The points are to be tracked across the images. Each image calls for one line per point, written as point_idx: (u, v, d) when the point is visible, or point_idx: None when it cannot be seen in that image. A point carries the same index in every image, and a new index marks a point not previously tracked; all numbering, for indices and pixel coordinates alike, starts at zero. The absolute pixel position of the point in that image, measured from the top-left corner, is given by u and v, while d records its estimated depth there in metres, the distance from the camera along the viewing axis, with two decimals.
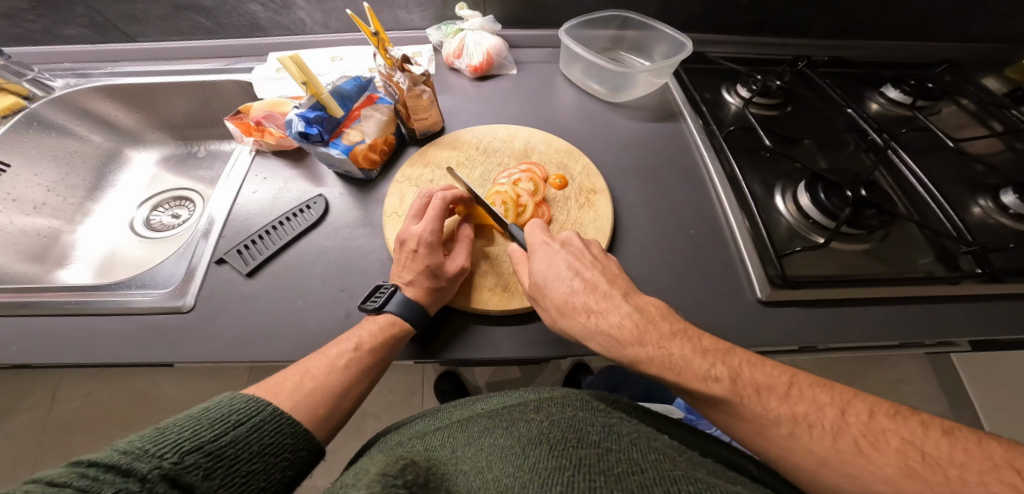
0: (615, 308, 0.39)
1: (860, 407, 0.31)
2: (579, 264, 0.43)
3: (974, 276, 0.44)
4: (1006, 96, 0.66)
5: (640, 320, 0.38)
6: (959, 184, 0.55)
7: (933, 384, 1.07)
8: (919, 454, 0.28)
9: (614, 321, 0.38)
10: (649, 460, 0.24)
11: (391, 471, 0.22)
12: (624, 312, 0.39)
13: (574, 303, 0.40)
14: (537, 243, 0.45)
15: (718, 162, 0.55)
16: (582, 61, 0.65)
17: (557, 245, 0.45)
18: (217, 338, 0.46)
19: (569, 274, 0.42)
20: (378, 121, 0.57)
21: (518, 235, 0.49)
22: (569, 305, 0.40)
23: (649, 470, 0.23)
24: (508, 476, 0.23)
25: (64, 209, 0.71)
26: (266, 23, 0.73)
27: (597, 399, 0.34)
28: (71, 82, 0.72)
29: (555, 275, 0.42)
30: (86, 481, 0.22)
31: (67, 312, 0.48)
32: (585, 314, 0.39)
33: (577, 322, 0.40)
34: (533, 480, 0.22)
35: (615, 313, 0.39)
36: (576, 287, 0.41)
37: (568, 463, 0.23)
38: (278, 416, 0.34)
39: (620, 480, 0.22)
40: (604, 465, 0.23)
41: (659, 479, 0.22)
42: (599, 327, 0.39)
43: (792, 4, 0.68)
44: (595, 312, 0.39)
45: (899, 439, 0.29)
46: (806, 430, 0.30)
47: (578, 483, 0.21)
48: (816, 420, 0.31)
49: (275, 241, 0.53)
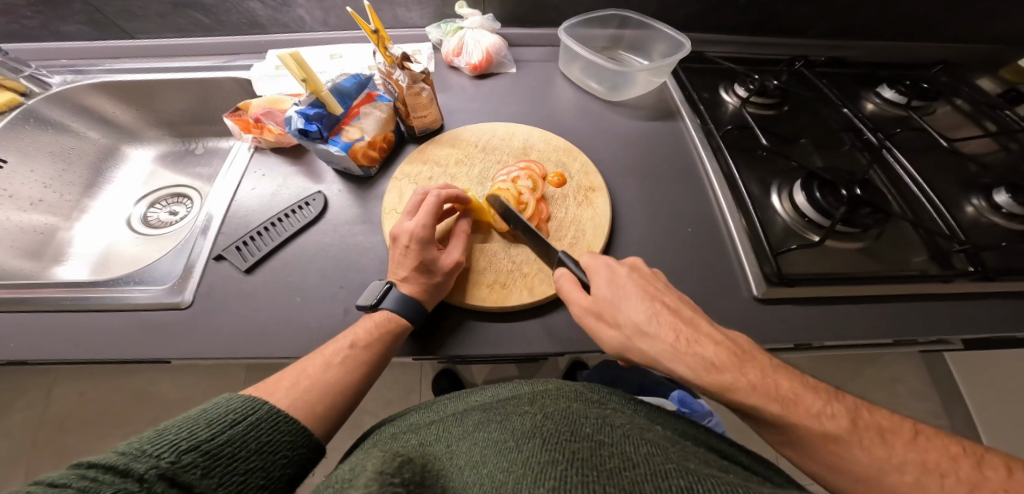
0: (705, 335, 0.35)
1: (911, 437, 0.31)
2: (654, 288, 0.39)
3: (966, 275, 0.45)
4: (1001, 96, 0.66)
5: (730, 347, 0.34)
6: (952, 184, 0.56)
7: (926, 383, 1.08)
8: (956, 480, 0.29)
9: (709, 348, 0.34)
10: (641, 453, 0.24)
11: (387, 470, 0.22)
12: (716, 340, 0.35)
13: (660, 327, 0.36)
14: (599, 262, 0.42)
15: (715, 161, 0.56)
16: (581, 60, 0.65)
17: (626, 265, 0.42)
18: (214, 335, 0.46)
19: (644, 296, 0.38)
20: (377, 119, 0.57)
21: (567, 260, 0.45)
22: (653, 328, 0.36)
23: (640, 465, 0.23)
24: (502, 471, 0.23)
25: (61, 206, 0.71)
26: (266, 21, 0.73)
27: (589, 390, 0.34)
28: (68, 79, 0.71)
29: (627, 295, 0.38)
30: (85, 482, 0.22)
31: (64, 308, 0.48)
32: (675, 339, 0.35)
33: (665, 347, 0.35)
34: (526, 475, 0.22)
35: (704, 339, 0.35)
36: (658, 311, 0.37)
37: (562, 456, 0.23)
38: (275, 414, 0.34)
39: (611, 475, 0.22)
40: (596, 459, 0.23)
41: (651, 474, 0.22)
42: (692, 352, 0.34)
43: (790, 5, 0.68)
44: (685, 336, 0.35)
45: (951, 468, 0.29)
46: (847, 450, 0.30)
47: (571, 477, 0.21)
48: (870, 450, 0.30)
49: (275, 236, 0.53)
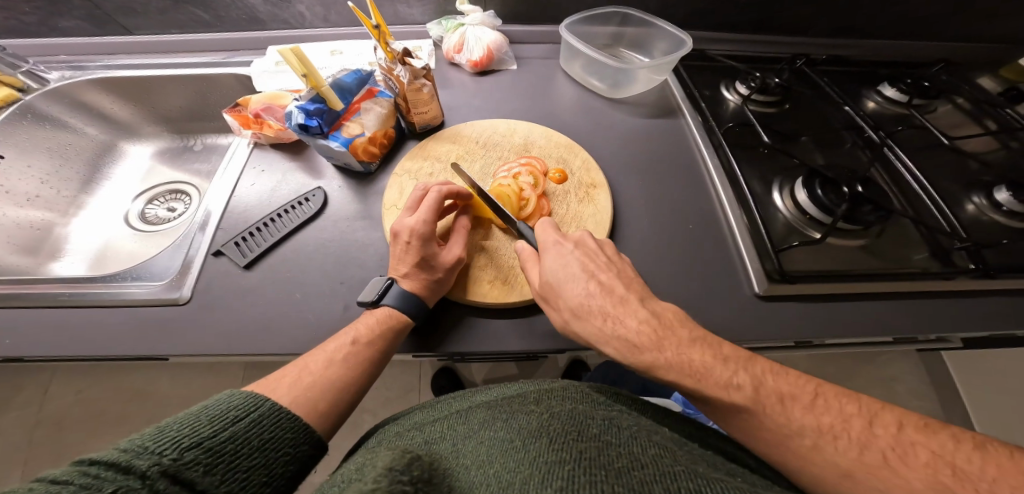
0: (632, 312, 0.38)
1: (887, 420, 0.31)
2: (593, 267, 0.42)
3: (967, 272, 0.45)
4: (1002, 95, 0.67)
5: (656, 324, 0.37)
6: (953, 182, 0.56)
7: (924, 382, 1.09)
8: (949, 468, 0.28)
9: (632, 326, 0.37)
10: (648, 455, 0.24)
11: (397, 466, 0.22)
12: (642, 317, 0.37)
13: (589, 306, 0.39)
14: (549, 243, 0.45)
15: (717, 158, 0.56)
16: (583, 57, 0.65)
17: (572, 245, 0.44)
18: (213, 331, 0.46)
19: (583, 276, 0.41)
20: (378, 115, 0.56)
21: (527, 233, 0.49)
22: (583, 308, 0.39)
23: (649, 466, 0.23)
24: (509, 471, 0.23)
25: (58, 202, 0.70)
26: (266, 16, 0.73)
27: (595, 391, 0.34)
28: (67, 75, 0.70)
29: (568, 276, 0.41)
30: (87, 479, 0.22)
31: (61, 304, 0.48)
32: (601, 318, 0.38)
33: (592, 326, 0.39)
34: (534, 475, 0.22)
35: (632, 317, 0.38)
36: (591, 290, 0.40)
37: (570, 456, 0.23)
38: (278, 411, 0.34)
39: (620, 476, 0.22)
40: (605, 459, 0.23)
41: (660, 476, 0.22)
42: (616, 331, 0.37)
43: (791, 3, 0.69)
44: (611, 315, 0.38)
45: (929, 453, 0.29)
46: (831, 442, 0.30)
47: (579, 477, 0.21)
48: (842, 432, 0.31)
49: (274, 233, 0.53)
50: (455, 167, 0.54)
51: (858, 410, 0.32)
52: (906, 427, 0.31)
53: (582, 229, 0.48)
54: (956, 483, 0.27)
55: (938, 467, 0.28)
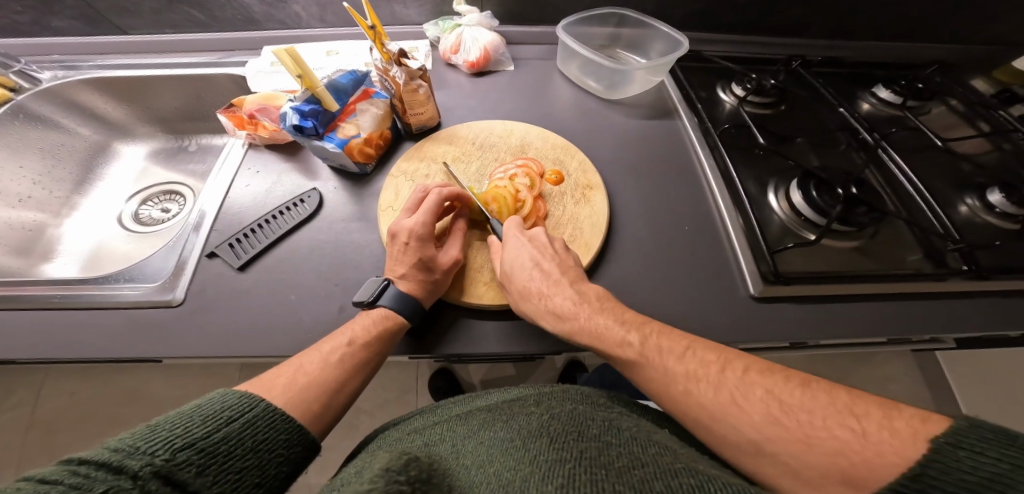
0: (561, 291, 0.42)
1: (737, 365, 0.33)
2: (541, 256, 0.44)
3: (960, 273, 0.45)
4: (995, 97, 0.67)
5: (581, 302, 0.41)
6: (947, 183, 0.56)
7: (918, 381, 1.10)
8: (778, 403, 0.29)
9: (559, 302, 0.41)
10: (648, 454, 0.24)
11: (394, 466, 0.22)
12: (569, 295, 0.41)
13: (530, 288, 0.41)
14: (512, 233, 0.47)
15: (713, 159, 0.56)
16: (579, 58, 0.65)
17: (524, 238, 0.46)
18: (207, 333, 0.45)
19: (530, 264, 0.43)
20: (373, 116, 0.56)
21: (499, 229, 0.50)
22: (525, 291, 0.42)
23: (650, 464, 0.23)
24: (509, 469, 0.23)
25: (50, 203, 0.70)
26: (262, 17, 0.73)
27: (595, 393, 0.34)
28: (59, 75, 0.70)
29: (518, 265, 0.44)
30: (77, 478, 0.22)
31: (52, 306, 0.47)
32: (538, 297, 0.41)
33: (531, 304, 0.41)
34: (535, 473, 0.22)
35: (560, 296, 0.41)
36: (535, 276, 0.42)
37: (570, 455, 0.23)
38: (272, 412, 0.33)
39: (621, 474, 0.21)
40: (605, 458, 0.23)
41: (660, 473, 0.21)
42: (546, 308, 0.41)
43: (786, 6, 0.69)
44: (545, 294, 0.42)
45: (763, 390, 0.30)
46: (697, 386, 0.32)
47: (580, 475, 0.21)
48: (703, 376, 0.32)
49: (268, 234, 0.53)
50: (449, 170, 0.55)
51: (717, 359, 0.33)
52: (751, 371, 0.32)
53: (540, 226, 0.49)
54: (785, 416, 0.28)
55: (770, 403, 0.29)
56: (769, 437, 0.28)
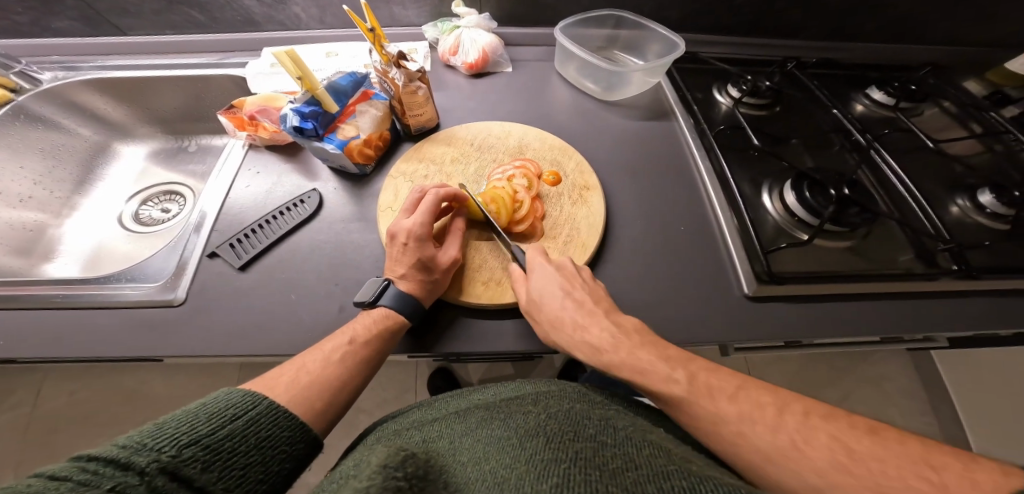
0: (597, 322, 0.40)
1: (796, 408, 0.32)
2: (571, 285, 0.43)
3: (950, 273, 0.46)
4: (988, 99, 0.68)
5: (620, 334, 0.39)
6: (939, 184, 0.57)
7: (913, 380, 1.10)
8: (846, 450, 0.28)
9: (596, 333, 0.40)
10: (643, 455, 0.24)
11: (391, 463, 0.22)
12: (605, 326, 0.40)
13: (562, 318, 0.41)
14: (537, 263, 0.46)
15: (708, 160, 0.57)
16: (577, 60, 0.66)
17: (552, 266, 0.46)
18: (208, 332, 0.46)
19: (561, 293, 0.42)
20: (373, 117, 0.57)
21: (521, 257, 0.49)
22: (558, 320, 0.41)
23: (644, 467, 0.23)
24: (505, 467, 0.24)
25: (51, 203, 0.70)
26: (261, 18, 0.73)
27: (592, 392, 0.34)
28: (60, 75, 0.70)
29: (547, 293, 0.43)
30: (86, 475, 0.22)
31: (55, 305, 0.48)
32: (571, 328, 0.41)
33: (565, 335, 0.41)
34: (530, 471, 0.23)
35: (596, 327, 0.40)
36: (566, 305, 0.41)
37: (566, 455, 0.24)
38: (275, 409, 0.34)
39: (614, 476, 0.22)
40: (600, 460, 0.24)
41: (653, 476, 0.22)
42: (583, 338, 0.40)
43: (782, 7, 0.70)
44: (580, 325, 0.41)
45: (829, 436, 0.29)
46: (752, 426, 0.31)
47: (574, 476, 0.22)
48: (759, 417, 0.31)
49: (269, 234, 0.53)
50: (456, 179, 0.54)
51: (773, 400, 0.33)
52: (812, 415, 0.31)
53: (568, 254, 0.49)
54: (856, 465, 0.27)
55: (836, 448, 0.28)
56: (836, 484, 0.27)
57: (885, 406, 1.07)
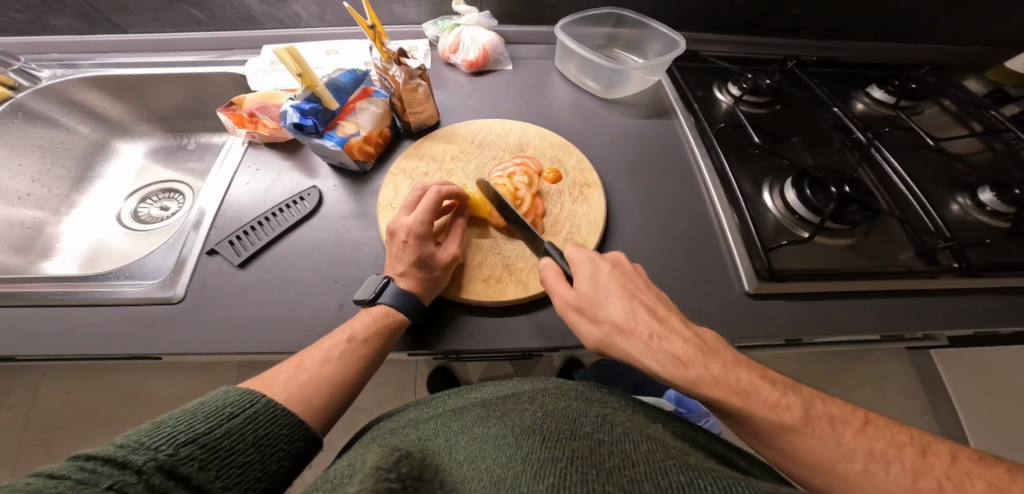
0: (677, 331, 0.37)
1: (941, 450, 0.30)
2: (635, 287, 0.40)
3: (950, 270, 0.46)
4: (987, 98, 0.68)
5: (704, 346, 0.35)
6: (939, 182, 0.57)
7: (912, 379, 1.11)
8: None
9: (678, 343, 0.35)
10: (640, 451, 0.24)
11: (384, 464, 0.22)
12: (687, 336, 0.36)
13: (632, 321, 0.37)
14: (583, 258, 0.43)
15: (708, 158, 0.56)
16: (577, 58, 0.66)
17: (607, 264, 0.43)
18: (207, 330, 0.46)
19: (625, 293, 0.39)
20: (373, 114, 0.57)
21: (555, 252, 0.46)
22: (627, 323, 0.38)
23: (641, 463, 0.23)
24: (501, 467, 0.23)
25: (49, 201, 0.70)
26: (261, 16, 0.73)
27: (588, 389, 0.34)
28: (59, 73, 0.70)
29: (610, 291, 0.40)
30: (84, 473, 0.22)
31: (52, 303, 0.47)
32: (646, 334, 0.36)
33: (636, 341, 0.37)
34: (526, 471, 0.22)
35: (677, 336, 0.36)
36: (635, 307, 0.38)
37: (562, 454, 0.23)
38: (273, 407, 0.34)
39: (611, 474, 0.22)
40: (596, 458, 0.23)
41: (650, 472, 0.22)
42: (662, 347, 0.35)
43: (782, 6, 0.70)
44: (657, 332, 0.36)
45: (985, 483, 0.27)
46: (883, 467, 0.29)
47: (571, 474, 0.21)
48: (894, 458, 0.29)
49: (268, 232, 0.53)
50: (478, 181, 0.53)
51: (911, 440, 0.30)
52: (961, 459, 0.29)
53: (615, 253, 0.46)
54: None
55: None
56: None
57: (883, 406, 1.07)
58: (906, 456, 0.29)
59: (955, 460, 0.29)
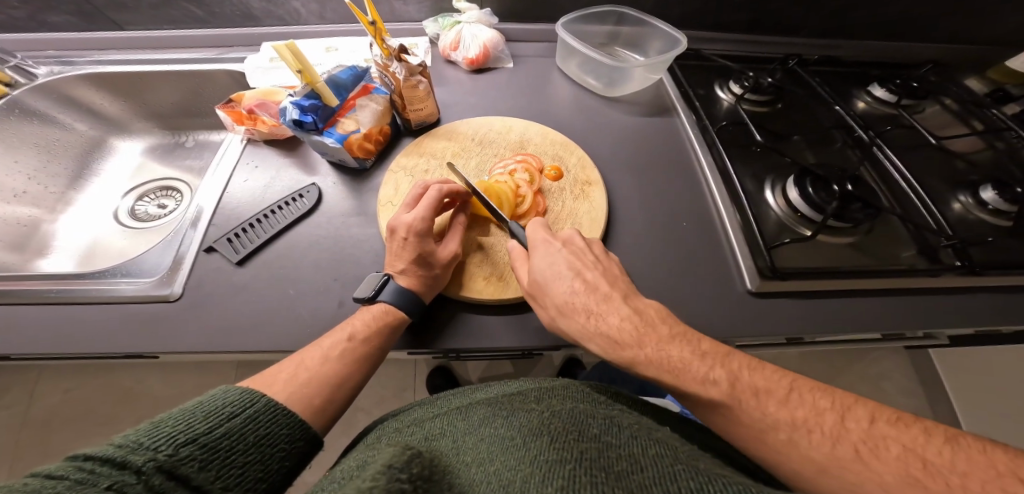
0: (615, 310, 0.39)
1: (861, 414, 0.31)
2: (580, 265, 0.42)
3: (953, 269, 0.46)
4: (988, 97, 0.68)
5: (639, 324, 0.38)
6: (941, 181, 0.57)
7: (911, 378, 1.11)
8: (921, 462, 0.28)
9: (614, 322, 0.38)
10: (648, 456, 0.24)
11: (396, 463, 0.21)
12: (624, 314, 0.39)
13: (574, 304, 0.40)
14: (538, 240, 0.45)
15: (711, 156, 0.56)
16: (578, 56, 0.66)
17: (558, 244, 0.45)
18: (205, 328, 0.45)
19: (569, 273, 0.42)
20: (373, 111, 0.56)
21: (519, 233, 0.48)
22: (569, 305, 0.40)
23: (649, 469, 0.22)
24: (509, 469, 0.23)
25: (45, 198, 0.69)
26: (260, 13, 0.72)
27: (594, 390, 0.34)
28: (55, 70, 0.70)
29: (555, 274, 0.42)
30: (83, 474, 0.22)
31: (48, 301, 0.47)
32: (585, 316, 0.39)
33: (577, 323, 0.40)
34: (535, 474, 0.22)
35: (614, 315, 0.39)
36: (576, 288, 0.41)
37: (571, 455, 0.23)
38: (274, 407, 0.33)
39: (620, 478, 0.22)
40: (605, 461, 0.23)
41: (660, 478, 0.21)
42: (599, 328, 0.39)
43: (783, 5, 0.70)
44: (595, 313, 0.39)
45: (900, 447, 0.29)
46: (806, 436, 0.30)
47: (580, 477, 0.21)
48: (815, 426, 0.31)
49: (267, 229, 0.53)
50: (449, 167, 0.54)
51: (832, 405, 0.32)
52: (879, 421, 0.31)
53: (571, 227, 0.48)
54: (927, 477, 0.27)
55: (910, 461, 0.28)
56: None
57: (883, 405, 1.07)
58: (826, 422, 0.31)
59: (874, 423, 0.31)
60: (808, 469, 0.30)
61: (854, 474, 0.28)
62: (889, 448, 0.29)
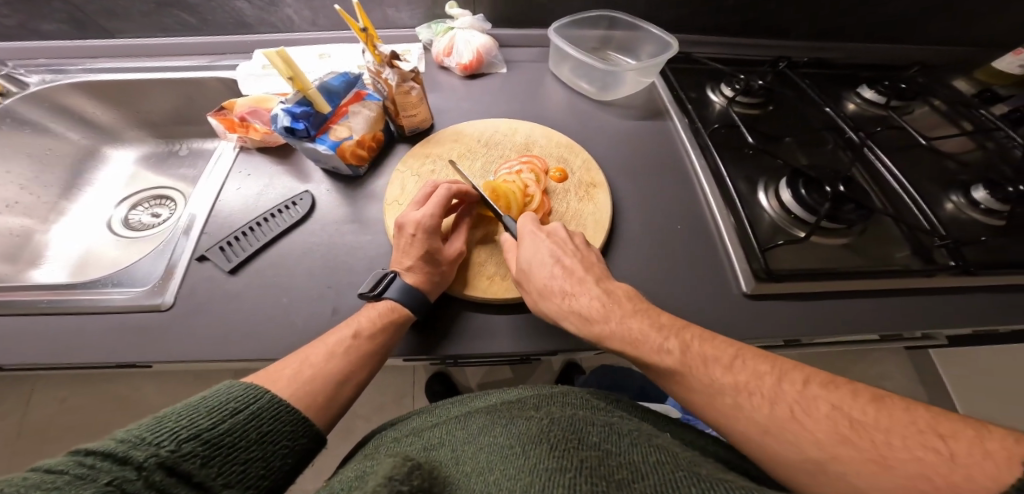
0: (587, 291, 0.40)
1: (796, 377, 0.31)
2: (560, 252, 0.43)
3: (947, 269, 0.46)
4: (976, 97, 0.69)
5: (610, 303, 0.39)
6: (933, 182, 0.58)
7: (911, 377, 1.11)
8: (847, 420, 0.28)
9: (585, 302, 0.39)
10: (649, 463, 0.24)
11: (396, 475, 0.21)
12: (595, 294, 0.39)
13: (552, 287, 0.40)
14: (527, 232, 0.45)
15: (704, 159, 0.56)
16: (571, 60, 0.66)
17: (542, 234, 0.45)
18: (196, 337, 0.45)
19: (550, 260, 0.42)
20: (366, 118, 0.55)
21: (512, 227, 0.49)
22: (547, 289, 0.40)
23: (650, 476, 0.22)
24: (509, 479, 0.23)
25: (37, 208, 0.69)
26: (253, 21, 0.72)
27: (593, 396, 0.34)
28: (47, 79, 0.69)
29: (538, 261, 0.42)
30: (83, 469, 0.21)
31: (38, 311, 0.46)
32: (560, 296, 0.40)
33: (552, 303, 0.40)
34: (535, 484, 0.22)
35: (586, 295, 0.40)
36: (555, 273, 0.41)
37: (571, 464, 0.23)
38: (277, 403, 0.33)
39: (620, 487, 0.21)
40: (605, 470, 0.23)
41: (660, 486, 0.21)
42: (572, 307, 0.39)
43: (774, 8, 0.70)
44: (569, 294, 0.40)
45: (829, 406, 0.29)
46: (747, 398, 0.31)
47: (581, 486, 0.21)
48: (756, 389, 0.31)
49: (260, 237, 0.52)
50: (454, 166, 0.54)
51: (771, 369, 0.32)
52: (812, 384, 0.31)
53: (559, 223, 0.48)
54: (855, 434, 0.27)
55: (838, 420, 0.28)
56: (834, 456, 0.27)
57: None
58: (765, 385, 0.31)
59: (807, 386, 0.31)
60: (750, 430, 0.30)
61: (792, 434, 0.28)
62: (819, 407, 0.29)
